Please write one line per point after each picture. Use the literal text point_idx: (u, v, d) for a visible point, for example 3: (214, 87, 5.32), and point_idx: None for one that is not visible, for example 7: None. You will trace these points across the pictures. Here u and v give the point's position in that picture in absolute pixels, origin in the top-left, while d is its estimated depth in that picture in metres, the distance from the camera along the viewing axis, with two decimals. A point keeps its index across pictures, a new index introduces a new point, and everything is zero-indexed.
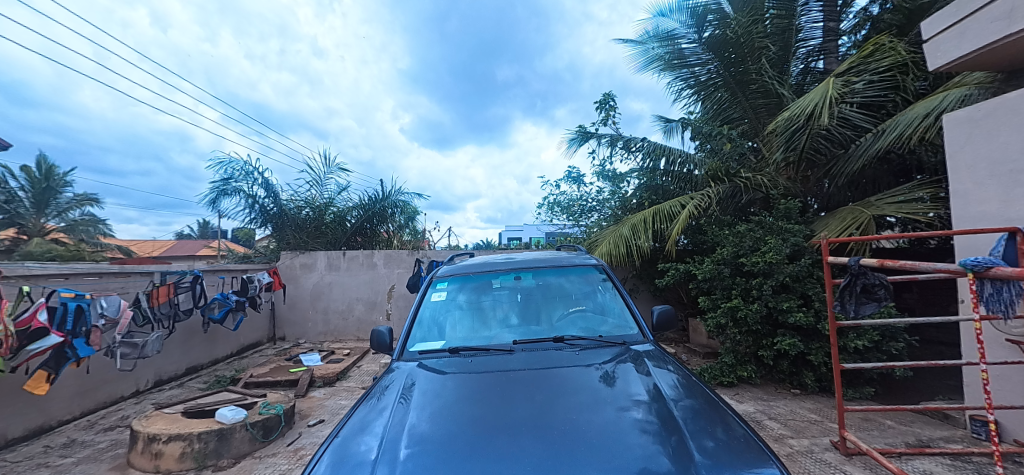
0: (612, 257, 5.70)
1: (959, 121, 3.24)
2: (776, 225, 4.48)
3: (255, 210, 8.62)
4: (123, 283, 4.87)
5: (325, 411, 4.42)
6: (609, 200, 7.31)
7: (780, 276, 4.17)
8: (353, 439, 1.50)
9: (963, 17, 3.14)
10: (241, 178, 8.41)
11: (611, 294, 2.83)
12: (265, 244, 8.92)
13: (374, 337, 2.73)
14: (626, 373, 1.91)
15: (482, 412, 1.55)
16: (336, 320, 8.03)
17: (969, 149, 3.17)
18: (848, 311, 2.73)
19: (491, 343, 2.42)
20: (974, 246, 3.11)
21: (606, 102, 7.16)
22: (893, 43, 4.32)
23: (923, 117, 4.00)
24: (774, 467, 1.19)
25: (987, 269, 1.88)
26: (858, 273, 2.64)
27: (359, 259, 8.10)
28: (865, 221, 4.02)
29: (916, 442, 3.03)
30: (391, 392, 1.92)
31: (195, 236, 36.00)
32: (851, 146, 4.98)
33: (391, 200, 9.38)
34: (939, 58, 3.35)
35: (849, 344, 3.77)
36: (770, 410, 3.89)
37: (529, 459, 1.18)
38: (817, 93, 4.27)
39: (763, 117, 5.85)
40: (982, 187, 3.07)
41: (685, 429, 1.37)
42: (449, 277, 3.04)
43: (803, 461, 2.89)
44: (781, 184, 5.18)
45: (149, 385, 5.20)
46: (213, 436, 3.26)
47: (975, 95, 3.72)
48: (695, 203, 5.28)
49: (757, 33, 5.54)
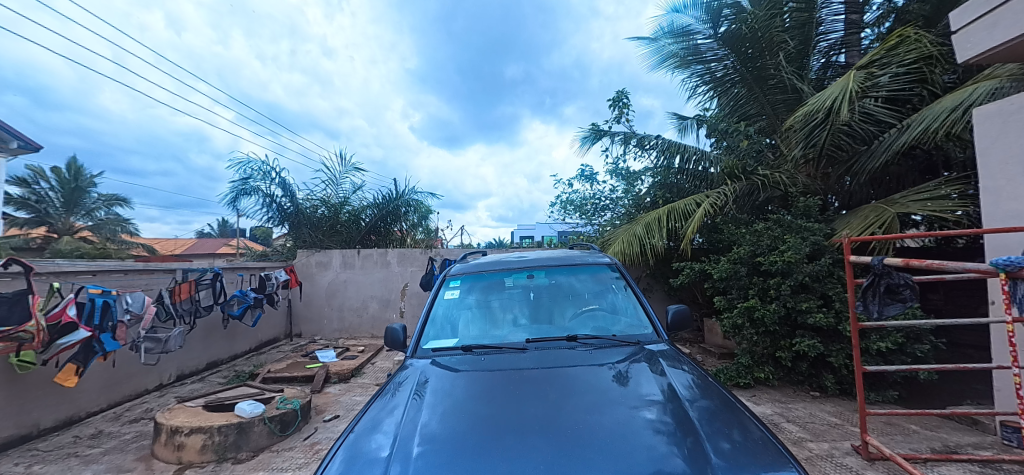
0: (626, 256, 5.64)
1: (990, 115, 3.11)
2: (795, 223, 4.37)
3: (273, 209, 8.81)
4: (147, 280, 5.01)
5: (341, 407, 4.47)
6: (623, 198, 7.23)
7: (800, 275, 4.06)
8: (365, 437, 1.52)
9: (994, 7, 3.01)
10: (259, 177, 8.59)
11: (624, 293, 2.81)
12: (282, 242, 9.09)
13: (388, 335, 2.75)
14: (640, 373, 1.90)
15: (493, 411, 1.55)
16: (350, 318, 8.15)
17: (1001, 144, 3.04)
18: (871, 312, 2.66)
19: (503, 343, 2.42)
20: (1006, 245, 2.97)
21: (619, 100, 7.07)
22: (919, 35, 4.12)
23: (951, 110, 3.85)
24: (794, 470, 1.16)
25: (1019, 269, 1.93)
26: (882, 272, 2.58)
27: (373, 258, 8.20)
28: (888, 219, 3.89)
29: (942, 448, 2.93)
30: (404, 389, 1.96)
31: (216, 235, 37.13)
32: (874, 142, 4.82)
33: (404, 199, 9.50)
34: (967, 49, 3.23)
35: (871, 346, 3.68)
36: (789, 413, 3.80)
37: (539, 459, 1.18)
38: (837, 87, 4.11)
39: (782, 114, 5.65)
40: (1014, 183, 2.96)
41: (700, 430, 1.35)
42: (461, 276, 3.05)
43: (823, 465, 2.82)
44: (800, 181, 5.03)
45: (172, 379, 5.37)
46: (233, 429, 3.34)
47: (1006, 88, 3.58)
48: (710, 201, 5.19)
49: (777, 27, 5.33)
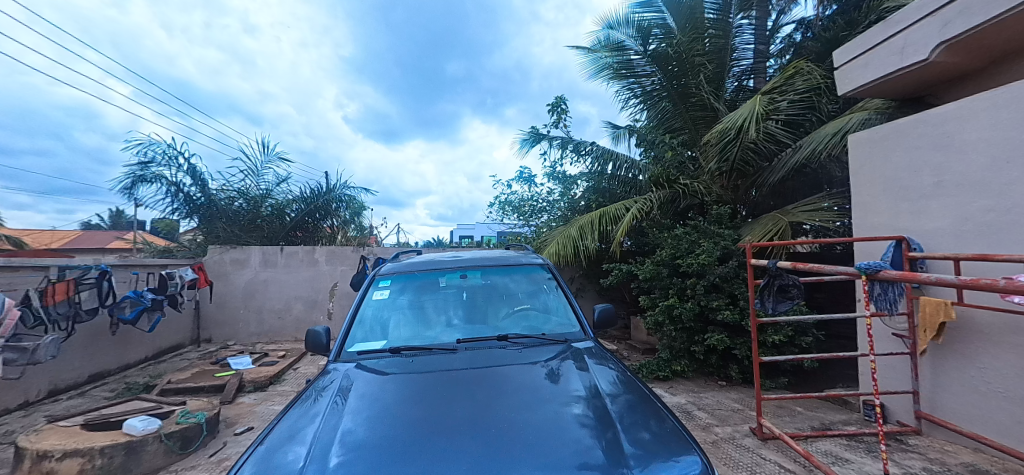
0: (559, 257, 5.85)
1: (860, 141, 3.67)
2: (708, 229, 4.83)
3: (179, 199, 7.81)
4: (8, 278, 4.15)
5: (256, 418, 4.10)
6: (559, 201, 7.49)
7: (712, 276, 4.49)
8: (279, 448, 1.40)
9: (866, 49, 3.57)
10: (163, 162, 7.61)
11: (556, 293, 2.89)
12: (191, 237, 8.13)
13: (309, 338, 2.57)
14: (569, 370, 1.97)
15: (421, 413, 1.52)
16: (272, 320, 7.52)
17: (869, 166, 3.59)
18: (767, 308, 3.02)
19: (435, 343, 2.38)
20: (869, 251, 3.52)
21: (558, 105, 7.28)
22: (812, 68, 4.74)
23: (833, 135, 4.48)
24: (699, 455, 1.27)
25: (876, 272, 2.30)
26: (776, 274, 2.93)
27: (299, 255, 7.63)
28: (783, 227, 4.42)
29: (819, 425, 3.40)
30: (326, 395, 1.84)
31: (110, 228, 32.16)
32: (774, 160, 5.43)
33: (335, 194, 9.00)
34: (847, 84, 3.77)
35: (768, 339, 4.16)
36: (700, 401, 4.18)
37: (467, 459, 1.17)
38: (745, 108, 4.58)
39: (700, 129, 6.13)
40: (878, 200, 3.51)
41: (621, 423, 1.43)
42: (393, 276, 2.95)
43: (726, 447, 3.12)
44: (714, 191, 5.59)
45: (42, 396, 4.55)
46: (120, 450, 2.91)
47: (873, 119, 4.26)
48: (638, 206, 5.52)
49: (695, 51, 5.81)
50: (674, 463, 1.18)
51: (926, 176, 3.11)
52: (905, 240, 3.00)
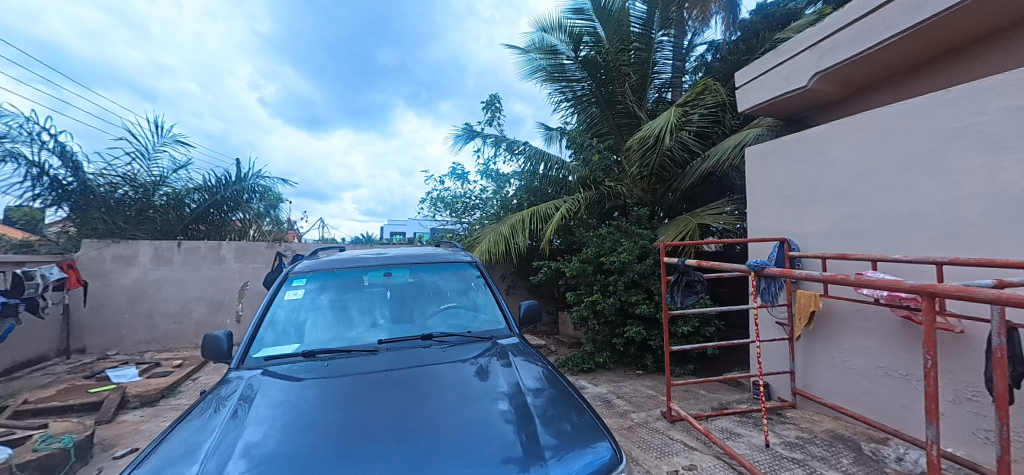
0: (491, 254, 5.90)
1: (755, 154, 4.15)
2: (629, 229, 5.19)
3: (42, 183, 6.55)
4: None
5: (143, 437, 3.60)
6: (492, 199, 7.63)
7: (631, 272, 4.82)
8: (166, 470, 1.24)
9: (761, 73, 4.05)
10: (21, 138, 6.33)
11: (484, 291, 2.91)
12: (60, 229, 6.88)
13: (207, 344, 2.31)
14: (496, 367, 2.00)
15: (338, 419, 1.44)
16: (168, 324, 6.65)
17: (761, 176, 4.09)
18: (676, 302, 3.31)
19: (355, 344, 2.27)
20: (760, 250, 4.03)
21: (492, 103, 7.31)
22: (719, 86, 5.30)
23: (734, 147, 5.04)
24: (610, 442, 1.37)
25: (762, 269, 2.63)
26: (684, 271, 3.22)
27: (201, 251, 6.83)
28: (691, 229, 4.90)
29: (718, 405, 3.83)
30: (229, 406, 1.66)
31: None
32: (687, 167, 5.97)
33: (246, 184, 8.19)
34: (746, 102, 4.24)
35: (678, 330, 4.59)
36: (619, 390, 4.49)
37: (387, 464, 1.14)
38: (662, 118, 4.97)
39: (626, 135, 6.53)
40: (767, 206, 4.01)
41: (542, 416, 1.48)
42: (309, 274, 2.76)
43: (640, 431, 3.38)
44: (636, 194, 6.02)
45: None
46: None
47: (765, 135, 4.86)
48: (567, 206, 5.76)
49: (621, 61, 6.21)
50: (588, 451, 1.26)
51: (803, 187, 3.62)
52: (787, 241, 3.49)
